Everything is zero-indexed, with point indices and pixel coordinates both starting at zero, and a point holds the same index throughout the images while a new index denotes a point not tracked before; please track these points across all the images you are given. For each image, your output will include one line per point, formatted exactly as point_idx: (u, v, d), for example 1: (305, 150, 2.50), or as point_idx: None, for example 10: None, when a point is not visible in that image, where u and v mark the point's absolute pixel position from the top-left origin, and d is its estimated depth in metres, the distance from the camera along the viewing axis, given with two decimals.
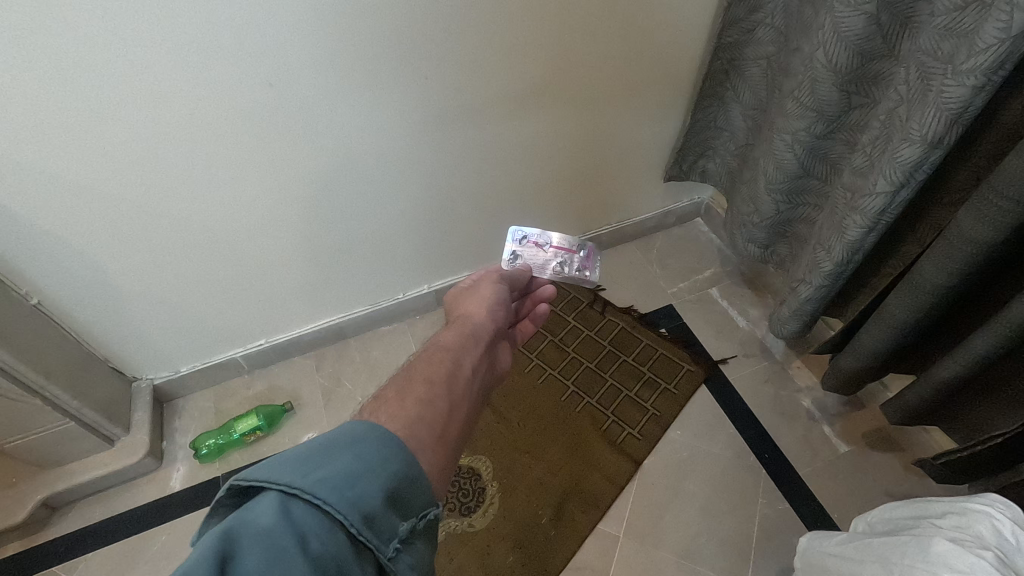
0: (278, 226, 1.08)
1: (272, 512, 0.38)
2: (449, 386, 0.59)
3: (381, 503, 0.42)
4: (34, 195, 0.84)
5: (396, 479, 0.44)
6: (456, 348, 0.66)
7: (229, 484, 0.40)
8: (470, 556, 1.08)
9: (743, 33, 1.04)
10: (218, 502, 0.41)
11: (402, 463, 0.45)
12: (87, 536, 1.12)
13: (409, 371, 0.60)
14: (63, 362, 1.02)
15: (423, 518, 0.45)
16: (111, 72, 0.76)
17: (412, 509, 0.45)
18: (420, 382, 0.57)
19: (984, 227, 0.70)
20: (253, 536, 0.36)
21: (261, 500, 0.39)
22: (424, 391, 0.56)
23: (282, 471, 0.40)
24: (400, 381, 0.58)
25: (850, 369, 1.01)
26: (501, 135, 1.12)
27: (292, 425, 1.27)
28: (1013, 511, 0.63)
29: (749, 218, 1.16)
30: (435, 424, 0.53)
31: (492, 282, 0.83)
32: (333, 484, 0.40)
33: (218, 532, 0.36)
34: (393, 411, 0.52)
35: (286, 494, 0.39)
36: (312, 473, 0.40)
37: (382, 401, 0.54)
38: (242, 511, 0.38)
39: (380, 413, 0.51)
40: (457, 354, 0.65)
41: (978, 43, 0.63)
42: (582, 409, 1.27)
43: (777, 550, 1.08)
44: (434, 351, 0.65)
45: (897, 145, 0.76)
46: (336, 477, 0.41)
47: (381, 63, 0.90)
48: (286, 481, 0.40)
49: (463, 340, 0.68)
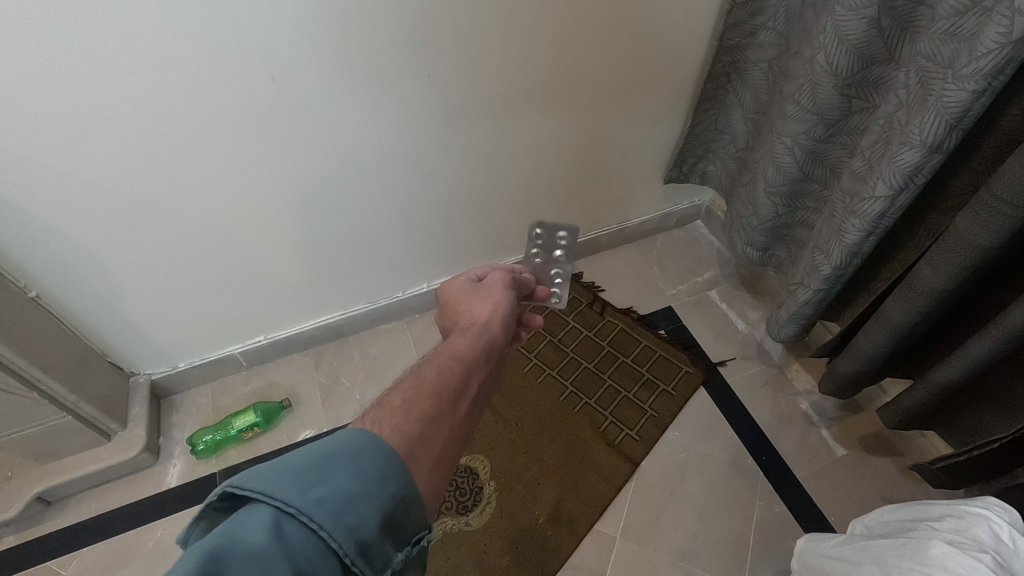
0: (277, 223, 1.07)
1: (265, 530, 0.37)
2: (456, 403, 0.58)
3: (377, 530, 0.42)
4: (32, 187, 0.83)
5: (394, 501, 0.44)
6: (469, 359, 0.65)
7: (222, 490, 0.40)
8: (467, 556, 1.08)
9: (744, 36, 1.05)
10: (209, 505, 0.40)
11: (400, 484, 0.45)
12: (81, 531, 1.11)
13: (418, 379, 0.59)
14: (62, 355, 1.02)
15: (414, 546, 0.45)
16: (111, 65, 0.75)
17: (404, 535, 0.45)
18: (428, 394, 0.57)
19: (983, 230, 0.70)
20: (245, 555, 0.36)
21: (255, 514, 0.39)
22: (431, 405, 0.55)
23: (278, 485, 0.40)
24: (408, 390, 0.57)
25: (847, 372, 1.01)
26: (502, 136, 1.12)
27: (290, 422, 1.27)
28: (1010, 515, 0.63)
29: (749, 221, 1.17)
30: (435, 442, 0.53)
31: (506, 287, 0.82)
32: (331, 507, 0.40)
33: (210, 547, 0.36)
34: (395, 423, 0.51)
35: (281, 511, 0.39)
36: (310, 491, 0.40)
37: (387, 409, 0.53)
38: (234, 527, 0.38)
39: (383, 425, 0.51)
40: (468, 367, 0.64)
41: (979, 47, 0.63)
42: (581, 410, 1.27)
43: (775, 552, 1.08)
44: (446, 358, 0.64)
45: (897, 149, 0.76)
46: (335, 498, 0.41)
47: (383, 59, 0.89)
48: (283, 498, 0.39)
49: (478, 350, 0.67)
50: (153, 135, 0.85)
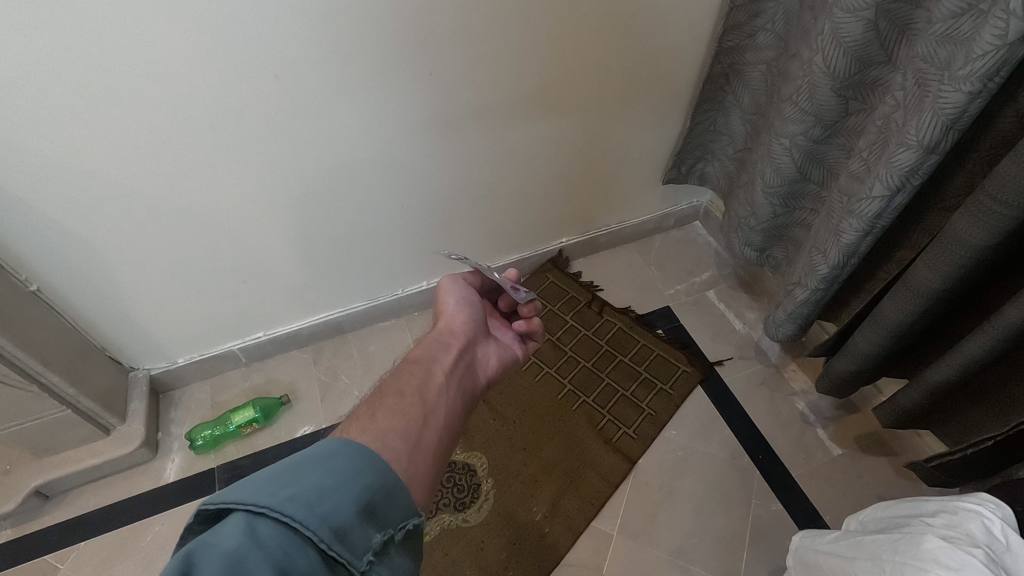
0: (277, 219, 1.08)
1: (237, 532, 0.38)
2: (421, 395, 0.61)
3: (354, 516, 0.42)
4: (36, 180, 0.84)
5: (370, 491, 0.45)
6: (425, 357, 0.67)
7: (199, 508, 0.40)
8: (464, 553, 1.08)
9: (744, 38, 1.06)
10: (188, 526, 0.40)
11: (376, 475, 0.46)
12: (79, 526, 1.11)
13: (381, 387, 0.62)
14: (63, 350, 1.02)
15: (400, 530, 0.45)
16: (117, 59, 0.76)
17: (388, 522, 0.45)
18: (391, 394, 0.60)
19: (977, 230, 0.71)
20: (215, 554, 0.36)
21: (228, 520, 0.39)
22: (395, 403, 0.58)
23: (249, 491, 0.41)
24: (372, 399, 0.59)
25: (844, 372, 1.02)
26: (501, 137, 1.13)
27: (289, 418, 1.27)
28: (1003, 510, 0.64)
29: (747, 221, 1.18)
30: (408, 435, 0.55)
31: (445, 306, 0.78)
32: (302, 501, 0.41)
33: (182, 553, 0.36)
34: (365, 425, 0.54)
35: (253, 514, 0.39)
36: (280, 491, 0.41)
37: (355, 418, 0.56)
38: (207, 534, 0.38)
39: (353, 430, 0.53)
40: (428, 364, 0.66)
41: (976, 49, 0.64)
42: (578, 408, 1.27)
43: (770, 550, 1.08)
44: (405, 364, 0.67)
45: (894, 150, 0.77)
46: (306, 494, 0.41)
47: (387, 58, 0.90)
48: (254, 501, 0.40)
49: (432, 349, 0.70)
50: (154, 131, 0.86)
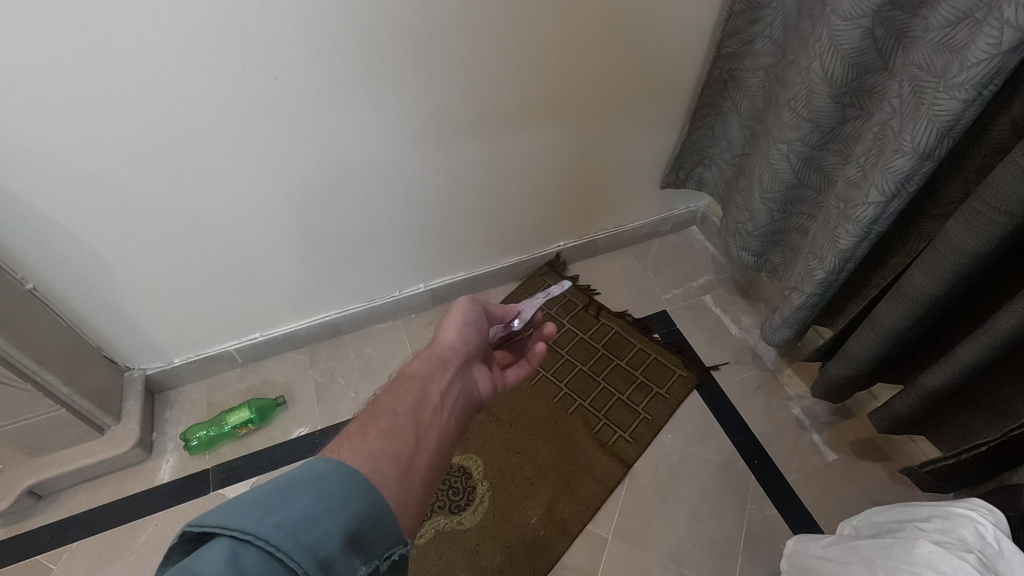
0: (277, 220, 1.08)
1: (222, 559, 0.37)
2: (416, 416, 0.61)
3: (340, 546, 0.42)
4: (32, 177, 0.83)
5: (357, 518, 0.45)
6: (424, 374, 0.67)
7: (184, 531, 0.39)
8: (458, 555, 1.08)
9: (743, 43, 1.06)
10: (172, 547, 0.40)
11: (365, 501, 0.46)
12: (72, 526, 1.11)
13: (375, 405, 0.61)
14: (58, 349, 1.02)
15: (386, 560, 0.46)
16: (115, 56, 0.76)
17: (374, 552, 0.45)
18: (387, 413, 0.59)
19: (972, 237, 0.71)
20: None
21: (212, 547, 0.38)
22: (389, 423, 0.58)
23: (236, 516, 0.40)
24: (365, 415, 0.59)
25: (839, 378, 1.03)
26: (500, 142, 1.14)
27: (284, 419, 1.27)
28: (996, 516, 0.64)
29: (744, 226, 1.18)
30: (400, 456, 0.55)
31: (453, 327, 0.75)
32: (287, 529, 0.40)
33: None
34: (356, 446, 0.53)
35: (239, 540, 0.39)
36: (267, 517, 0.41)
37: (347, 436, 0.55)
38: (193, 558, 0.37)
39: (342, 450, 0.53)
40: (425, 380, 0.66)
41: (970, 58, 0.65)
42: (574, 412, 1.27)
43: (764, 554, 1.08)
44: (400, 380, 0.67)
45: (889, 156, 0.77)
46: (292, 521, 0.41)
47: (386, 61, 0.91)
48: (239, 527, 0.39)
49: (433, 364, 0.69)
50: (153, 131, 0.86)
